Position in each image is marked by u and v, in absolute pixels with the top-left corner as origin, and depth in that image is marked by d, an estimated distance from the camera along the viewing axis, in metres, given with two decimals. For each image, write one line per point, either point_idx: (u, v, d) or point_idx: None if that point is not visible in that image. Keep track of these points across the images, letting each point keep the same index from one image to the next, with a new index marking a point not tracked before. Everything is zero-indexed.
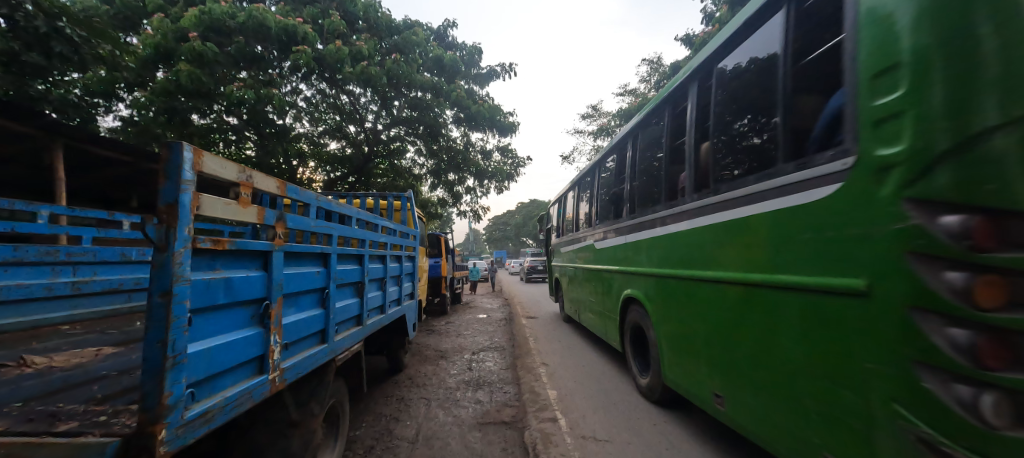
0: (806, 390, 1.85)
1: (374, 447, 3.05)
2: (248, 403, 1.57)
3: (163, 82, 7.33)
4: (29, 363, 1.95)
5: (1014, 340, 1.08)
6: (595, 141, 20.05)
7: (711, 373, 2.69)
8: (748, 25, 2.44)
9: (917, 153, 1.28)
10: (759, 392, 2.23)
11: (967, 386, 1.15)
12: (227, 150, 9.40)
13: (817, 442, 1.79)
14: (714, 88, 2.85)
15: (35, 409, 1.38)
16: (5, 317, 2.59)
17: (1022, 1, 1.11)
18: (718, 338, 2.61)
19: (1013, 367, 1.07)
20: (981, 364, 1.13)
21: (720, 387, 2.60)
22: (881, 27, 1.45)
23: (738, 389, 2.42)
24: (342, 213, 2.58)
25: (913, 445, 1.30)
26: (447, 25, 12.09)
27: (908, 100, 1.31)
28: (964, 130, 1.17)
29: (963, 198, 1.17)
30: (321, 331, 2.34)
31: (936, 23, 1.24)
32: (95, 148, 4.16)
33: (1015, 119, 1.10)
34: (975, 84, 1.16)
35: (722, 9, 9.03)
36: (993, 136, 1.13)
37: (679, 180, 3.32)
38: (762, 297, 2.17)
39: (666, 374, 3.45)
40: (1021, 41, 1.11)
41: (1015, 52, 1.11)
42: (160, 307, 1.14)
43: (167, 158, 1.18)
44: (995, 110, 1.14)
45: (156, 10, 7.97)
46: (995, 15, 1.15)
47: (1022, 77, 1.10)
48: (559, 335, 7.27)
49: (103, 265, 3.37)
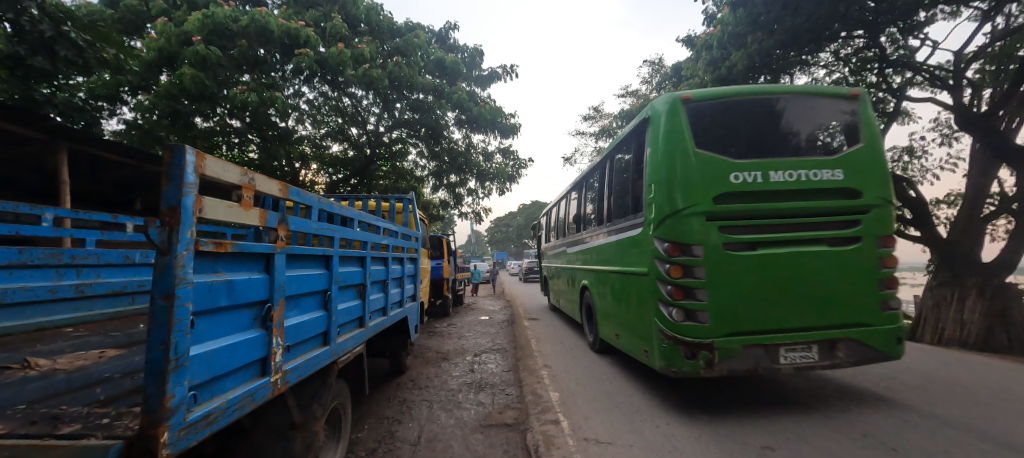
0: (640, 322, 3.98)
1: (376, 449, 3.04)
2: (251, 405, 1.57)
3: (167, 85, 7.38)
4: (32, 366, 1.96)
5: (682, 288, 3.26)
6: (596, 142, 20.05)
7: (616, 325, 4.77)
8: (625, 137, 4.54)
9: (657, 220, 3.48)
10: (627, 328, 4.37)
11: (673, 306, 3.30)
12: (230, 153, 9.44)
13: (643, 345, 3.92)
14: (616, 164, 4.93)
15: (39, 411, 1.39)
16: (10, 321, 2.61)
17: (679, 171, 3.35)
18: (617, 305, 4.68)
19: (682, 296, 3.26)
20: (675, 298, 3.29)
21: (619, 332, 4.68)
22: (652, 165, 3.63)
23: (624, 329, 4.53)
24: (344, 215, 2.59)
25: (660, 333, 3.43)
26: (449, 28, 12.13)
27: (656, 199, 3.52)
28: (667, 214, 3.38)
29: (668, 238, 3.36)
30: (323, 333, 2.34)
31: (661, 172, 3.46)
32: (99, 152, 4.14)
33: (678, 211, 3.31)
34: (671, 198, 3.35)
35: (723, 10, 9.01)
36: (675, 216, 3.32)
37: (603, 214, 5.40)
38: (626, 280, 4.32)
39: (601, 333, 5.50)
40: (681, 185, 3.32)
41: (679, 189, 3.33)
42: (162, 309, 1.14)
43: (169, 162, 1.19)
44: (677, 207, 3.32)
45: (160, 14, 8.03)
46: (674, 174, 3.37)
47: (681, 198, 3.32)
48: (562, 337, 7.24)
49: (107, 268, 3.38)
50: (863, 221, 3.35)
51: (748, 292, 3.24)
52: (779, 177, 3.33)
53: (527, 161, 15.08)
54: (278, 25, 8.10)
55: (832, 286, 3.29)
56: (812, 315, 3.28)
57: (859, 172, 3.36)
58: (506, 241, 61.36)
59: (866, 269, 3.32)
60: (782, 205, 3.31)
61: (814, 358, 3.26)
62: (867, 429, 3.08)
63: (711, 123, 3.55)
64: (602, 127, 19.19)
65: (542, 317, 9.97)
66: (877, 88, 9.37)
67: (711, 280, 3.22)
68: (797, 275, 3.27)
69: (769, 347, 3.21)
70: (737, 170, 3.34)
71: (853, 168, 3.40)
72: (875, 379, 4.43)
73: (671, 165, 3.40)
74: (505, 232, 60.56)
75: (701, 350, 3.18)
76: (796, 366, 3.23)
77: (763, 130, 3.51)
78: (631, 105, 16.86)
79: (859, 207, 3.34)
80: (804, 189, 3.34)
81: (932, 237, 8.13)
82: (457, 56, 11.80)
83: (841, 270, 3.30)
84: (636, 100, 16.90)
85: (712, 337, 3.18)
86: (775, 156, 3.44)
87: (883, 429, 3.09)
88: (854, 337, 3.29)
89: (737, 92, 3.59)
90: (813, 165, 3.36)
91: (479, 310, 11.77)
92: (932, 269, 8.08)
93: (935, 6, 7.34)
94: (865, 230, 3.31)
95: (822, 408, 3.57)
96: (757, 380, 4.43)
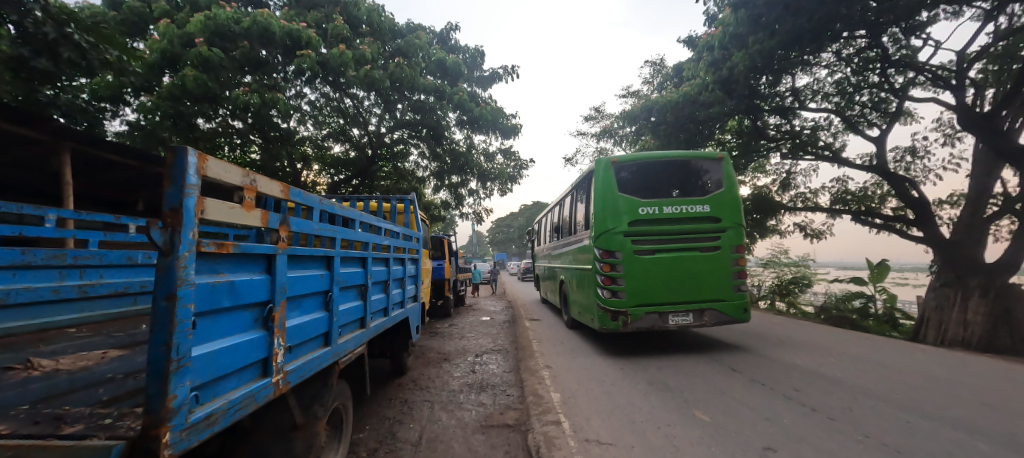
0: (591, 300, 6.22)
1: (377, 450, 3.05)
2: (252, 406, 1.58)
3: (169, 87, 7.41)
4: (36, 366, 1.97)
5: (609, 277, 5.55)
6: (598, 142, 20.05)
7: (581, 305, 6.99)
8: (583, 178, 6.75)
9: (598, 236, 5.75)
10: (586, 306, 6.62)
11: (605, 289, 5.58)
12: (232, 154, 9.47)
13: (593, 315, 6.17)
14: (579, 193, 7.09)
15: (41, 412, 1.39)
16: (14, 321, 2.63)
17: (609, 207, 5.62)
18: (580, 291, 6.89)
19: (609, 283, 5.55)
20: (607, 283, 5.58)
21: (582, 309, 6.90)
22: (596, 202, 5.85)
23: (585, 308, 6.72)
24: (345, 216, 2.59)
25: (599, 306, 5.68)
26: (450, 28, 12.15)
27: (597, 222, 5.78)
28: (602, 233, 5.67)
29: (602, 247, 5.66)
30: (325, 334, 2.35)
31: (600, 206, 5.71)
32: (101, 153, 4.15)
33: (608, 231, 5.61)
34: (604, 222, 5.65)
35: (725, 11, 9.00)
36: (606, 234, 5.62)
37: (572, 228, 7.61)
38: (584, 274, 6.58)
39: (573, 315, 7.65)
40: (610, 215, 5.60)
41: (609, 217, 5.61)
42: (165, 310, 1.15)
43: (171, 163, 1.19)
44: (607, 228, 5.61)
45: (162, 15, 8.06)
46: (607, 208, 5.64)
47: (610, 224, 5.60)
48: (563, 338, 7.23)
49: (109, 269, 3.39)
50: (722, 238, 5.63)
51: (650, 280, 5.52)
52: (670, 210, 5.56)
53: (529, 162, 15.07)
54: (280, 27, 8.11)
55: (702, 277, 5.53)
56: (690, 294, 5.54)
57: (720, 208, 5.61)
58: (507, 241, 61.36)
59: (723, 266, 5.60)
60: (672, 228, 5.57)
61: (691, 320, 5.50)
62: (869, 431, 3.06)
63: (633, 175, 5.76)
64: (604, 127, 19.17)
65: (543, 317, 9.96)
66: (879, 89, 9.33)
67: (627, 273, 5.50)
68: (681, 270, 5.52)
69: (662, 314, 5.48)
70: (645, 206, 5.57)
71: (717, 205, 5.68)
72: (878, 381, 4.41)
73: (606, 204, 5.66)
74: (507, 232, 60.55)
75: (621, 314, 5.48)
76: (679, 325, 5.48)
77: (664, 179, 5.74)
78: (633, 105, 16.84)
79: (718, 228, 5.61)
80: (686, 218, 5.58)
81: (935, 238, 8.10)
82: (458, 57, 11.81)
83: (708, 267, 5.55)
84: (638, 100, 16.88)
85: (628, 307, 5.46)
86: (670, 197, 5.68)
87: (886, 431, 3.07)
88: (715, 308, 5.54)
89: (651, 156, 5.78)
90: (691, 203, 5.61)
91: (480, 310, 11.76)
92: (935, 269, 8.04)
93: (938, 6, 7.32)
94: (723, 243, 5.56)
95: (824, 409, 3.56)
96: (759, 382, 4.41)
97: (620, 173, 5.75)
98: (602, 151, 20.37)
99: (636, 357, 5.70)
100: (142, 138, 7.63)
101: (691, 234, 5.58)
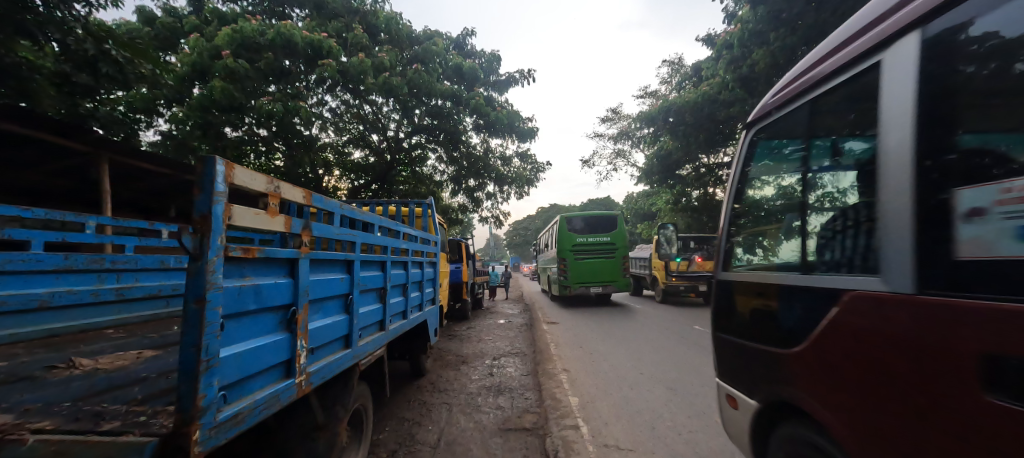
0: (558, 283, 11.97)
1: (397, 451, 3.09)
2: (277, 406, 1.63)
3: (199, 98, 7.73)
4: (77, 365, 2.08)
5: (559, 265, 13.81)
6: (615, 144, 19.84)
7: (556, 287, 12.63)
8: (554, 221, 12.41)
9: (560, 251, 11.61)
10: (557, 286, 12.40)
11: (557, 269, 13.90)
12: (257, 161, 9.77)
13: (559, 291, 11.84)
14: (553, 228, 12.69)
15: (83, 408, 1.47)
16: (57, 322, 2.78)
17: (564, 237, 11.54)
18: (555, 280, 12.66)
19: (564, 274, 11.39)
20: (563, 274, 11.42)
21: (556, 289, 12.54)
22: (558, 234, 11.72)
23: (557, 288, 12.39)
24: (365, 221, 2.65)
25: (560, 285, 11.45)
26: (466, 34, 12.29)
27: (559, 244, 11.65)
28: (560, 249, 11.55)
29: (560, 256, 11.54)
30: (346, 336, 2.41)
31: (560, 237, 11.63)
32: (137, 162, 4.37)
33: (563, 249, 11.53)
34: (561, 245, 11.53)
35: (744, 7, 8.84)
36: (562, 250, 11.48)
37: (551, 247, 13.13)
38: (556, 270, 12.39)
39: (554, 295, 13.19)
40: (564, 241, 11.51)
41: (563, 242, 11.51)
42: (194, 313, 1.20)
43: (201, 172, 1.25)
44: (563, 248, 11.57)
45: (193, 30, 8.43)
46: (563, 237, 11.57)
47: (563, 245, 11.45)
48: (581, 342, 7.18)
49: (144, 272, 3.54)
50: (618, 252, 11.49)
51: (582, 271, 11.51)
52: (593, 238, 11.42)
53: (545, 165, 15.06)
54: (302, 37, 8.37)
55: (607, 270, 11.44)
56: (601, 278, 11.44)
57: (617, 237, 11.49)
58: (524, 243, 61.34)
59: (618, 265, 11.47)
60: (594, 248, 11.43)
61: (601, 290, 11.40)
62: None
63: (575, 221, 11.64)
64: (621, 128, 18.93)
65: (561, 320, 9.92)
66: None
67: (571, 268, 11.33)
68: (598, 266, 11.41)
69: (587, 287, 11.39)
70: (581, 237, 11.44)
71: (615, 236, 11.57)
72: None
73: (563, 235, 11.58)
74: (524, 235, 60.54)
75: (568, 288, 11.40)
76: (596, 293, 11.35)
77: (591, 224, 11.66)
78: (650, 106, 16.62)
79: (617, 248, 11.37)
80: (600, 242, 11.43)
81: None
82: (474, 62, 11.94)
83: (611, 265, 11.43)
84: (656, 100, 16.66)
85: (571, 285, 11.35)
86: (594, 232, 11.57)
87: None
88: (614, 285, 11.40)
89: (586, 212, 11.65)
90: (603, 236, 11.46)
91: (497, 313, 11.81)
92: None
93: None
94: (618, 254, 11.40)
95: None
96: None
97: (570, 220, 11.63)
98: (619, 153, 20.19)
99: (655, 360, 5.64)
100: (174, 147, 7.95)
101: (602, 252, 11.46)
